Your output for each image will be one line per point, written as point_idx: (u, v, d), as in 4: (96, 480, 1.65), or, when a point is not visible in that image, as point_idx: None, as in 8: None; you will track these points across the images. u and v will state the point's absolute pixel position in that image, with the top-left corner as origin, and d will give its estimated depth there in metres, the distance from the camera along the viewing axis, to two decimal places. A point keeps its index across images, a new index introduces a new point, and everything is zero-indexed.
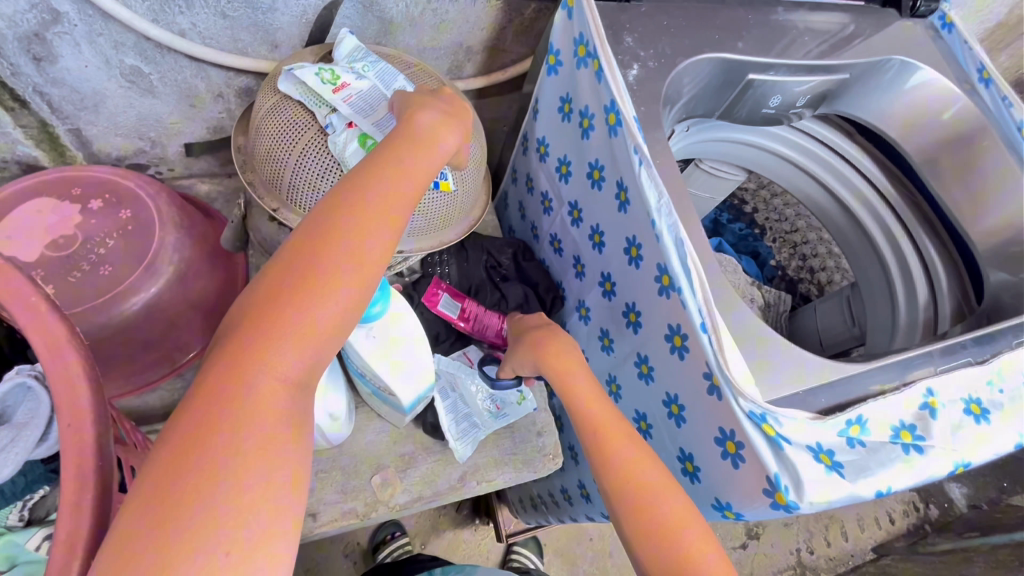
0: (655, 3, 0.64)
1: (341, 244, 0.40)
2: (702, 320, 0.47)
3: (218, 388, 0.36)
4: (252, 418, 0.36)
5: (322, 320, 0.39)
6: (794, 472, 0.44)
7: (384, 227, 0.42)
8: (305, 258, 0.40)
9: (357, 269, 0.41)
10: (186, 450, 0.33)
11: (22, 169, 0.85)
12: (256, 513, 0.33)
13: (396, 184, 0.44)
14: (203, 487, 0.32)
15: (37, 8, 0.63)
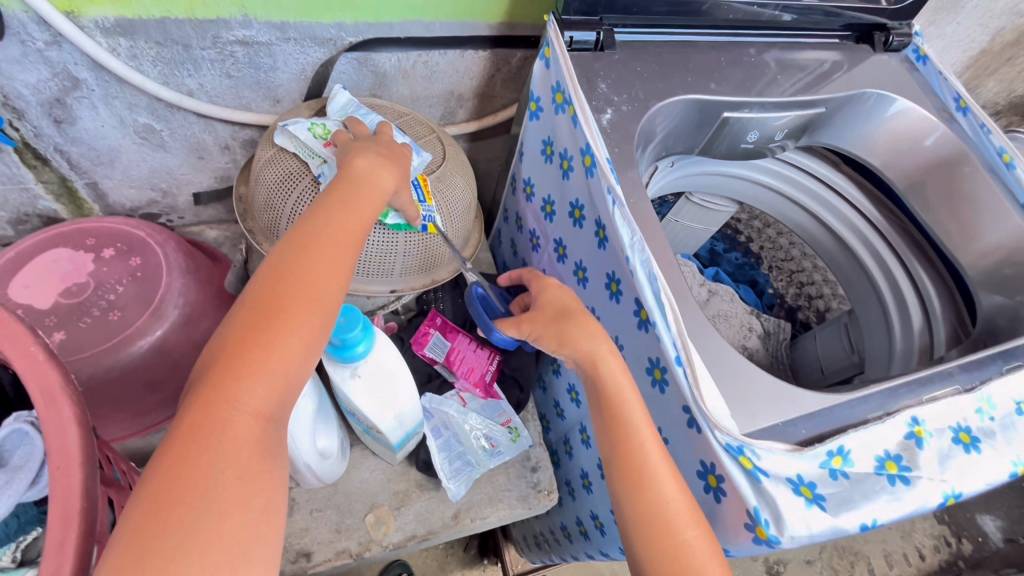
0: (628, 52, 0.68)
1: (304, 280, 0.44)
2: (677, 354, 0.48)
3: (197, 419, 0.37)
4: (233, 445, 0.37)
5: (294, 347, 0.42)
6: (774, 506, 0.44)
7: (342, 264, 0.46)
8: (272, 289, 0.43)
9: (322, 302, 0.44)
10: (168, 480, 0.34)
11: (43, 222, 0.90)
12: (239, 533, 0.34)
13: (351, 223, 0.49)
14: (187, 514, 0.33)
15: (58, 76, 0.69)
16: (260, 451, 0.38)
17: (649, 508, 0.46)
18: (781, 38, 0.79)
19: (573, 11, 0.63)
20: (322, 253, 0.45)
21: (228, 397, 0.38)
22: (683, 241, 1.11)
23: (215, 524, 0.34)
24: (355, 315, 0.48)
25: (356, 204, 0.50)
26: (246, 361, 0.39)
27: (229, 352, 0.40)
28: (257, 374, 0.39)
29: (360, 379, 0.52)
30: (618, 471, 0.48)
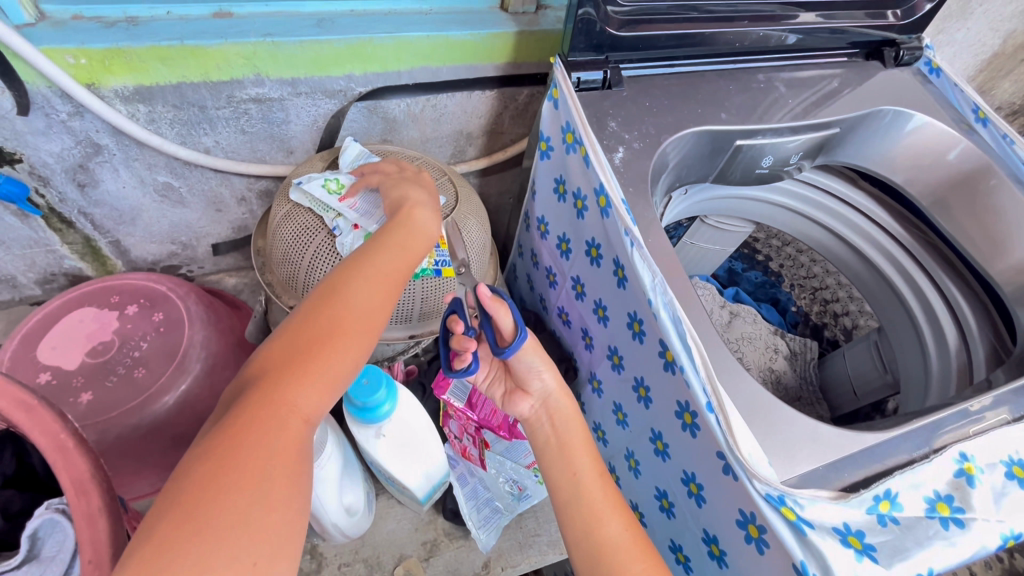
0: (635, 88, 0.68)
1: (362, 301, 0.47)
2: (707, 399, 0.46)
3: (255, 412, 0.39)
4: (284, 441, 0.39)
5: (345, 360, 0.45)
6: (822, 559, 0.41)
7: (394, 294, 0.51)
8: (332, 305, 0.46)
9: (374, 324, 0.48)
10: (221, 468, 0.35)
11: (69, 280, 0.92)
12: (281, 522, 0.35)
13: (402, 256, 0.53)
14: (235, 502, 0.34)
15: (81, 144, 0.71)
16: (303, 450, 0.40)
17: (599, 546, 0.49)
18: (789, 60, 0.78)
19: (579, 51, 0.64)
20: (382, 281, 0.50)
21: (282, 395, 0.41)
22: (699, 263, 1.10)
23: (263, 513, 0.35)
24: (376, 373, 0.48)
25: (416, 241, 0.56)
26: (308, 363, 0.43)
27: (290, 351, 0.43)
28: (310, 379, 0.42)
29: (385, 437, 0.51)
30: (572, 510, 0.52)
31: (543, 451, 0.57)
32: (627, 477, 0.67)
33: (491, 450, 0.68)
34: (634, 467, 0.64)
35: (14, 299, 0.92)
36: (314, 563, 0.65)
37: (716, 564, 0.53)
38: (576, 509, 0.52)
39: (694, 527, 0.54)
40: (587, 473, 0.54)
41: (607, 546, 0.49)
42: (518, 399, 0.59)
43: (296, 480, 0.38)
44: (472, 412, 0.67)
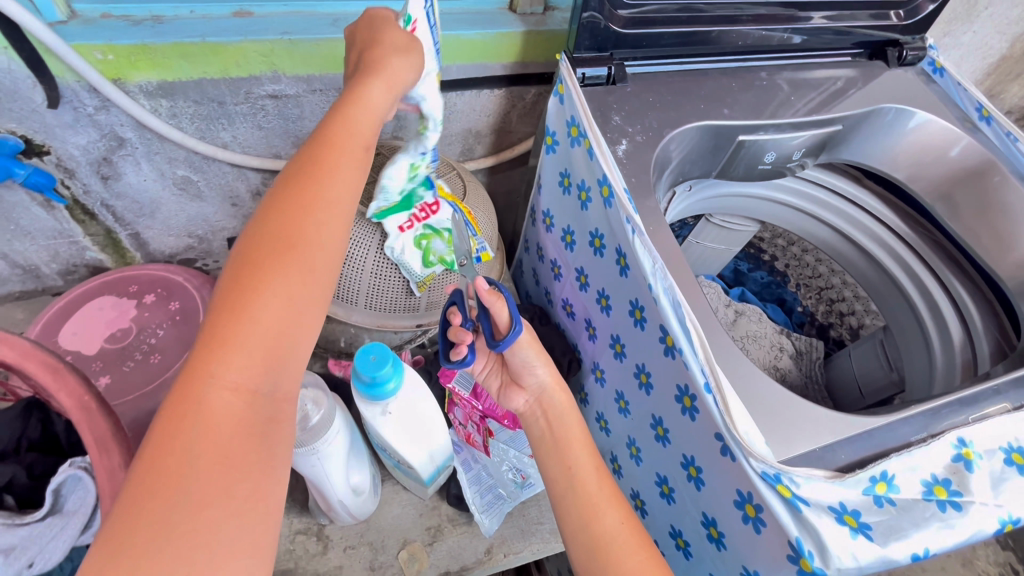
0: (640, 84, 0.70)
1: (280, 224, 0.42)
2: (706, 380, 0.47)
3: (178, 398, 0.35)
4: (213, 424, 0.35)
5: (274, 310, 0.40)
6: (816, 536, 0.42)
7: (323, 209, 0.44)
8: (253, 246, 0.41)
9: (299, 252, 0.42)
10: (149, 467, 0.33)
11: (90, 271, 0.95)
12: (225, 514, 0.33)
13: (329, 163, 0.46)
14: (164, 505, 0.32)
15: (106, 137, 0.74)
16: (249, 426, 0.37)
17: (595, 538, 0.51)
18: (793, 60, 0.79)
19: (584, 48, 0.66)
20: (303, 195, 0.44)
21: (210, 373, 0.37)
22: (705, 263, 1.11)
23: (195, 512, 0.32)
24: (383, 350, 0.50)
25: (342, 153, 0.47)
26: (223, 329, 0.38)
27: (212, 323, 0.38)
28: (236, 346, 0.38)
29: (391, 415, 0.52)
30: (570, 504, 0.54)
31: (539, 447, 0.59)
32: (628, 466, 0.68)
33: (495, 438, 0.69)
34: (635, 454, 0.65)
35: (38, 289, 0.96)
36: (320, 545, 0.66)
37: (714, 547, 0.53)
38: (572, 503, 0.54)
39: (693, 511, 0.55)
40: (584, 468, 0.56)
41: (604, 540, 0.51)
42: (514, 393, 0.62)
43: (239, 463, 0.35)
44: (477, 400, 0.69)
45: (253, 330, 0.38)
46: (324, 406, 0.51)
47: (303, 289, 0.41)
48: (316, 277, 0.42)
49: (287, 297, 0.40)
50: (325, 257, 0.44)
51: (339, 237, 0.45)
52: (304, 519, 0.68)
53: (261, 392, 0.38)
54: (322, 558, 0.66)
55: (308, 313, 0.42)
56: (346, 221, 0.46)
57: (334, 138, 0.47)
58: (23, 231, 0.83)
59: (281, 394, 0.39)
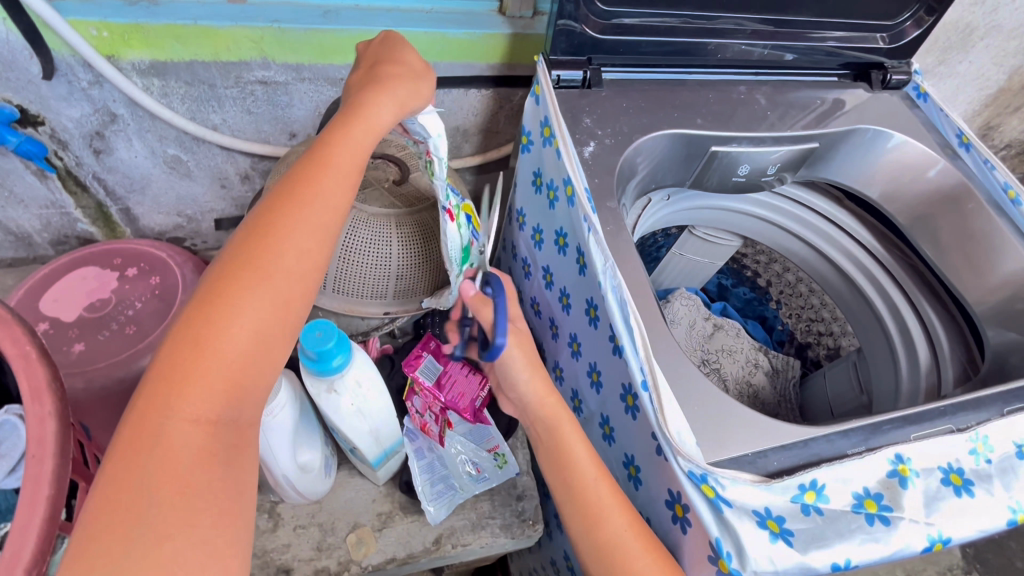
0: (616, 89, 0.71)
1: (257, 255, 0.43)
2: (643, 378, 0.48)
3: (133, 433, 0.36)
4: (171, 457, 0.36)
5: (243, 337, 0.41)
6: (736, 539, 0.42)
7: (304, 240, 0.46)
8: (227, 278, 0.42)
9: (271, 281, 0.43)
10: (104, 506, 0.33)
11: (80, 243, 0.98)
12: (192, 535, 0.34)
13: (317, 196, 0.48)
14: (121, 544, 0.32)
15: (99, 112, 0.76)
16: (211, 454, 0.37)
17: (600, 543, 0.50)
18: (775, 76, 0.80)
19: (560, 51, 0.67)
20: (285, 228, 0.45)
21: (167, 402, 0.37)
22: (688, 275, 1.10)
23: (157, 548, 0.33)
24: (329, 327, 0.51)
25: (329, 178, 0.49)
26: (187, 360, 0.38)
27: (175, 353, 0.39)
28: (199, 377, 0.38)
29: (339, 394, 0.53)
30: (567, 505, 0.53)
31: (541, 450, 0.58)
32: None
33: (454, 430, 0.72)
34: None
35: (30, 257, 0.99)
36: (270, 522, 0.67)
37: None
38: (574, 509, 0.52)
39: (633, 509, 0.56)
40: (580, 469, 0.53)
41: (607, 541, 0.50)
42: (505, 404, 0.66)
43: (205, 484, 0.36)
44: (439, 392, 0.72)
45: (216, 361, 0.39)
46: None
47: (274, 320, 0.43)
48: (291, 301, 0.44)
49: (254, 326, 0.41)
50: (299, 280, 0.45)
51: (316, 260, 0.47)
52: (257, 496, 0.69)
53: (223, 419, 0.39)
54: (271, 535, 0.66)
55: (275, 342, 0.43)
56: (326, 245, 0.47)
57: (325, 162, 0.49)
58: (16, 198, 0.86)
59: (244, 420, 0.41)
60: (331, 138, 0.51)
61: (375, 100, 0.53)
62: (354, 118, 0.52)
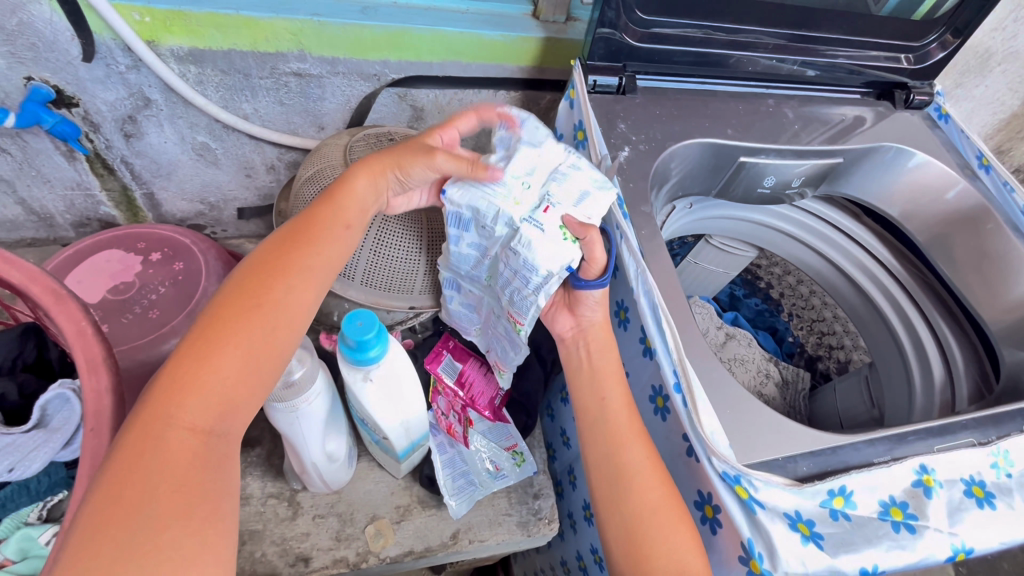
0: (649, 97, 0.73)
1: (252, 296, 0.50)
2: (677, 381, 0.49)
3: (137, 438, 0.40)
4: (169, 461, 0.40)
5: (235, 359, 0.46)
6: (768, 540, 0.43)
7: (292, 285, 0.52)
8: (225, 313, 0.48)
9: (264, 315, 0.49)
10: (108, 500, 0.37)
11: (102, 226, 0.99)
12: (186, 530, 0.38)
13: (305, 251, 0.54)
14: (125, 532, 0.36)
15: (133, 96, 0.77)
16: (200, 461, 0.42)
17: (634, 516, 0.50)
18: (802, 92, 0.81)
19: (598, 57, 0.69)
20: (276, 276, 0.52)
21: (167, 413, 0.42)
22: (702, 283, 1.11)
23: (154, 537, 0.36)
24: (370, 317, 0.52)
25: (320, 233, 0.56)
26: (184, 378, 0.44)
27: (174, 372, 0.44)
28: (194, 393, 0.43)
29: (373, 382, 0.54)
30: (602, 483, 0.53)
31: (586, 427, 0.57)
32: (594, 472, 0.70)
33: (474, 428, 0.73)
34: None
35: (50, 238, 0.99)
36: (290, 510, 0.68)
37: None
38: (606, 488, 0.53)
39: None
40: (629, 447, 0.53)
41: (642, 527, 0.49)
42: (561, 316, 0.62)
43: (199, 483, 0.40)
44: (460, 389, 0.73)
45: (213, 379, 0.44)
46: (309, 364, 0.52)
47: (263, 348, 0.48)
48: (281, 335, 0.50)
49: (247, 349, 0.47)
50: (289, 317, 0.51)
51: (304, 303, 0.52)
52: (278, 484, 0.69)
53: (215, 431, 0.44)
54: (291, 523, 0.67)
55: (266, 369, 0.48)
56: (313, 290, 0.54)
57: (318, 219, 0.56)
58: (42, 178, 0.86)
59: (234, 434, 0.45)
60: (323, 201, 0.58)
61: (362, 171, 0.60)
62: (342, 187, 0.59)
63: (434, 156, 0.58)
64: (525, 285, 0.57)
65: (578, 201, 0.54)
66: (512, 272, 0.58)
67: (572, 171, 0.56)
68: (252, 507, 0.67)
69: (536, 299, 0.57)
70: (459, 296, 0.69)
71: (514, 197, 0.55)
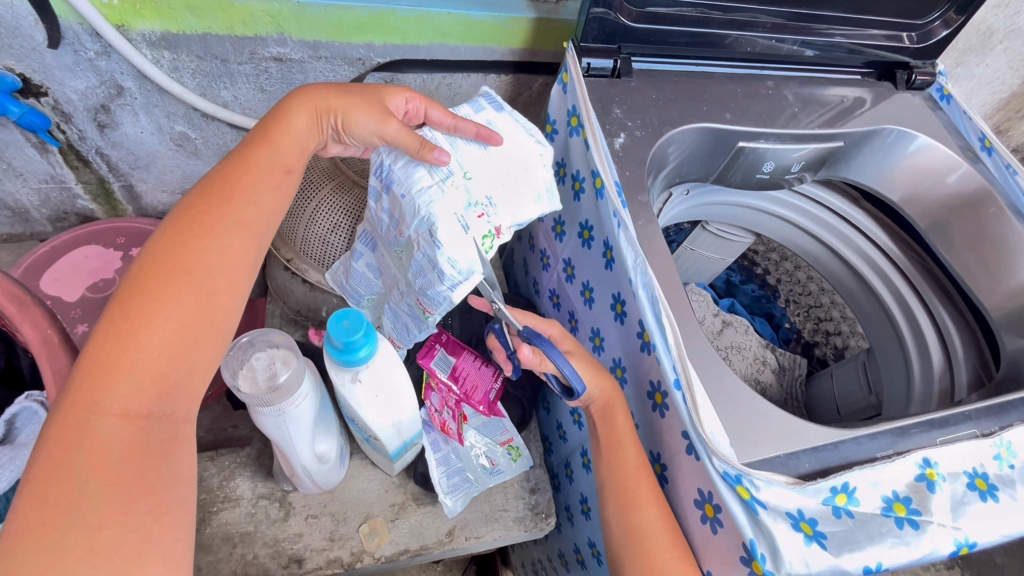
0: (645, 79, 0.70)
1: (177, 255, 0.45)
2: (676, 377, 0.48)
3: (61, 431, 0.36)
4: (101, 451, 0.37)
5: (166, 329, 0.42)
6: (771, 541, 0.43)
7: (226, 238, 0.47)
8: (148, 277, 0.43)
9: (193, 278, 0.44)
10: (33, 501, 0.34)
11: (80, 219, 0.96)
12: (128, 526, 0.35)
13: (237, 200, 0.49)
14: (53, 535, 0.33)
15: (105, 85, 0.73)
16: (139, 449, 0.38)
17: (627, 519, 0.52)
18: (801, 72, 0.79)
19: (591, 39, 0.66)
20: (203, 228, 0.47)
21: (93, 400, 0.38)
22: (698, 271, 1.09)
23: (91, 535, 0.34)
24: (357, 317, 0.50)
25: (257, 182, 0.51)
26: (107, 359, 0.39)
27: (93, 352, 0.39)
28: (121, 374, 0.39)
29: (361, 383, 0.53)
30: (608, 484, 0.54)
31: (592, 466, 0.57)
32: (581, 473, 0.71)
33: (468, 424, 0.71)
34: (586, 463, 0.69)
35: (26, 232, 0.97)
36: (282, 511, 0.66)
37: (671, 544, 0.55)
38: (609, 486, 0.54)
39: None
40: (624, 453, 0.54)
41: (644, 553, 0.50)
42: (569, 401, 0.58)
43: (143, 471, 0.37)
44: (455, 385, 0.69)
45: (141, 356, 0.40)
46: (294, 367, 0.50)
47: (196, 314, 0.44)
48: (217, 299, 0.45)
49: (180, 320, 0.42)
50: (226, 279, 0.46)
51: (241, 262, 0.48)
52: (268, 484, 0.68)
53: (154, 414, 0.40)
54: (283, 524, 0.65)
55: (203, 340, 0.44)
56: (250, 244, 0.49)
57: (254, 167, 0.52)
58: (14, 172, 0.83)
59: (178, 414, 0.41)
60: (259, 143, 0.53)
61: (297, 107, 0.56)
62: (274, 125, 0.55)
63: (387, 123, 0.55)
64: (439, 281, 0.52)
65: (512, 205, 0.54)
66: (428, 263, 0.52)
67: (526, 174, 0.55)
68: (243, 508, 0.66)
69: (449, 293, 0.52)
70: (368, 254, 0.63)
71: (455, 182, 0.52)
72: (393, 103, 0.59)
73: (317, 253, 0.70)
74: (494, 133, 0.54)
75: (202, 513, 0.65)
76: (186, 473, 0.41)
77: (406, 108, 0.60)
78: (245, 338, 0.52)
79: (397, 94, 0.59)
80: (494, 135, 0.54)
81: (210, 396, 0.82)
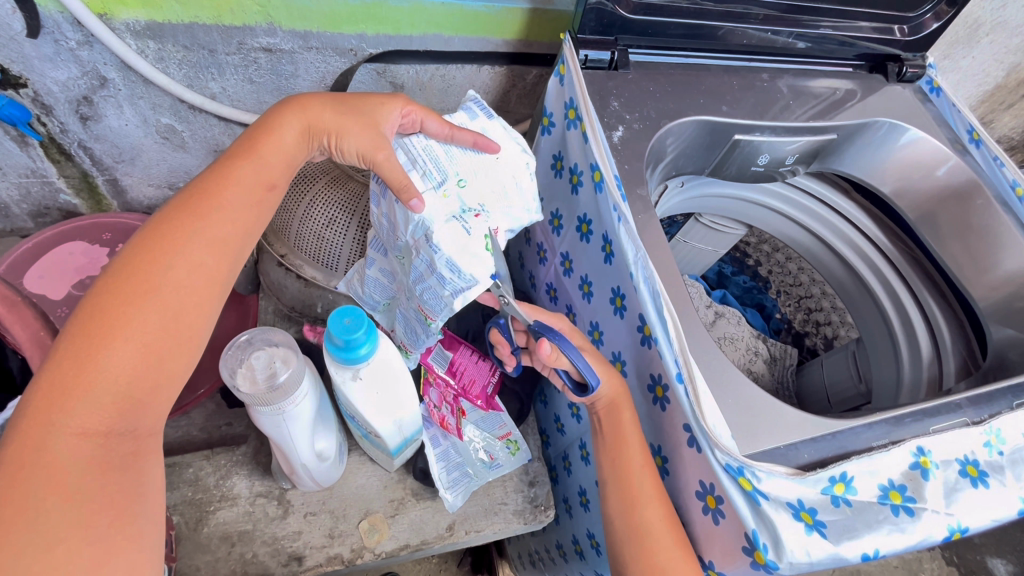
0: (642, 71, 0.70)
1: (144, 270, 0.43)
2: (678, 370, 0.48)
3: (16, 450, 0.36)
4: (57, 469, 0.36)
5: (129, 349, 0.41)
6: (772, 531, 0.44)
7: (197, 255, 0.46)
8: (111, 293, 0.42)
9: (160, 296, 0.43)
10: None
11: (62, 215, 0.94)
12: (90, 541, 0.35)
13: (215, 216, 0.48)
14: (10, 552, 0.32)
15: (87, 75, 0.71)
16: (99, 466, 0.38)
17: (630, 513, 0.52)
18: (794, 65, 0.79)
19: (589, 30, 0.65)
20: (175, 244, 0.45)
21: (49, 419, 0.37)
22: (691, 262, 1.09)
23: (46, 553, 0.33)
24: (359, 315, 0.50)
25: (235, 194, 0.50)
26: (68, 378, 0.38)
27: (52, 371, 0.38)
28: (81, 394, 0.38)
29: (361, 381, 0.53)
30: (610, 480, 0.54)
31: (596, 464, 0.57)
32: (579, 465, 0.72)
33: (467, 418, 0.71)
34: (585, 456, 0.69)
35: (7, 227, 0.95)
36: (280, 509, 0.66)
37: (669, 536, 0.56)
38: (610, 484, 0.54)
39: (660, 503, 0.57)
40: (629, 451, 0.54)
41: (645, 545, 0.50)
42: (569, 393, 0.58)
43: (103, 488, 0.37)
44: (452, 379, 0.70)
45: (103, 375, 0.39)
46: (294, 366, 0.49)
47: (160, 334, 0.43)
48: (185, 318, 0.44)
49: (145, 340, 0.42)
50: (196, 298, 0.45)
51: (211, 279, 0.47)
52: (266, 483, 0.67)
53: (116, 431, 0.40)
54: (281, 522, 0.65)
55: (168, 360, 0.43)
56: (223, 262, 0.48)
57: (233, 182, 0.50)
58: None
59: (141, 430, 0.41)
60: (244, 156, 0.52)
61: (285, 120, 0.54)
62: (262, 137, 0.53)
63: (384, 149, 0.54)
64: (440, 285, 0.52)
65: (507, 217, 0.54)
66: (428, 268, 0.52)
67: (516, 185, 0.55)
68: (240, 507, 0.65)
69: (450, 301, 0.52)
70: (379, 260, 0.62)
71: (448, 191, 0.52)
72: (388, 116, 0.57)
73: (310, 248, 0.69)
74: (492, 144, 0.53)
75: (199, 512, 0.65)
76: (150, 486, 0.41)
77: (402, 122, 0.58)
78: (243, 336, 0.51)
79: (394, 108, 0.57)
80: (493, 145, 0.53)
81: (203, 394, 0.81)
